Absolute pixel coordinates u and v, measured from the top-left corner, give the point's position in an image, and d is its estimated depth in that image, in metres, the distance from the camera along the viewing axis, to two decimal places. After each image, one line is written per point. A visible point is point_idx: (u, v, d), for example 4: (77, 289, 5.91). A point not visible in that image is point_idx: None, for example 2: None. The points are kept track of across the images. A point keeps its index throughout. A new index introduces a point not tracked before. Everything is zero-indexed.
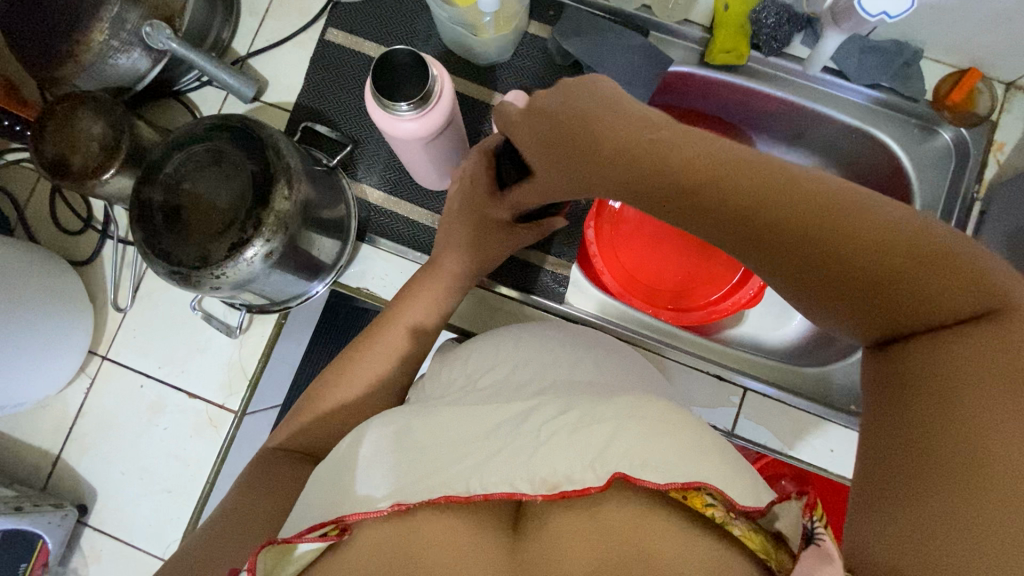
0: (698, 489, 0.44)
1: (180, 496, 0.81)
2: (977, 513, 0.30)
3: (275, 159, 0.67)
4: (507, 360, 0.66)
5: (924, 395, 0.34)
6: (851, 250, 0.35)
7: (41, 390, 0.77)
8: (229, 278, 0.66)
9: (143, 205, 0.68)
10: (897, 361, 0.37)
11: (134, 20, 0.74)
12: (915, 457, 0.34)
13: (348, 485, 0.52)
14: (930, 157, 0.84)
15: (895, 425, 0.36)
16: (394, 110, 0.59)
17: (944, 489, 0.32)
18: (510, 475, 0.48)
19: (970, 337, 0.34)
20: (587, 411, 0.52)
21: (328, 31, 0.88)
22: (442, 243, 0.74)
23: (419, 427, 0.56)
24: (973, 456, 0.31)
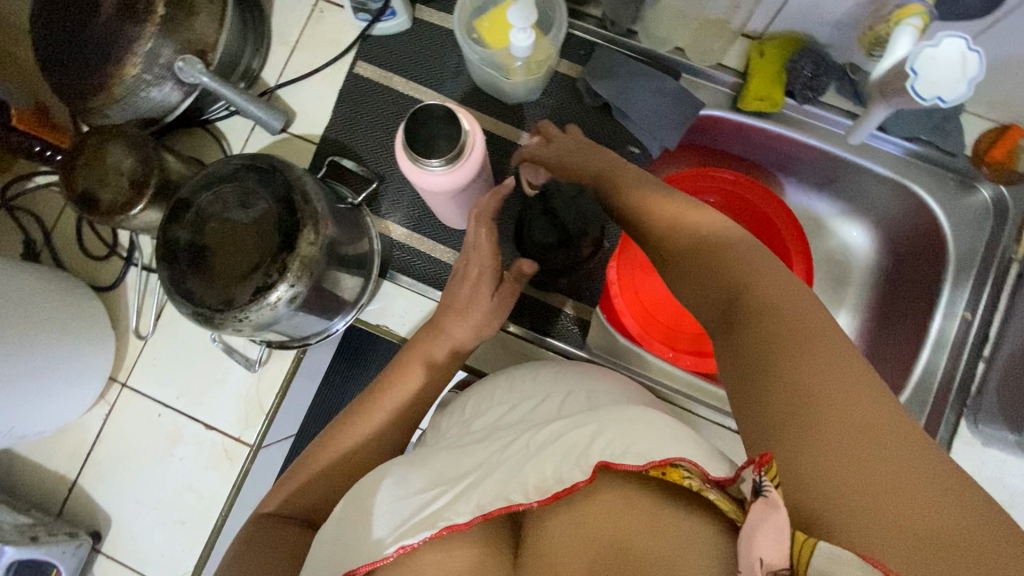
0: (675, 464, 0.45)
1: (193, 528, 0.80)
2: (830, 419, 0.36)
3: (302, 204, 0.67)
4: (507, 403, 0.65)
5: (768, 361, 0.39)
6: (717, 257, 0.46)
7: (61, 419, 0.78)
8: (252, 321, 0.66)
9: (169, 244, 0.68)
10: (734, 339, 0.43)
11: (168, 55, 0.74)
12: (773, 393, 0.38)
13: (360, 535, 0.52)
14: (969, 214, 0.82)
15: (751, 387, 0.40)
16: (425, 165, 0.58)
17: (819, 434, 0.35)
18: (504, 490, 0.50)
19: (776, 299, 0.41)
20: (570, 420, 0.55)
21: (358, 65, 0.88)
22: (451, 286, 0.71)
23: (417, 478, 0.56)
24: (825, 399, 0.36)
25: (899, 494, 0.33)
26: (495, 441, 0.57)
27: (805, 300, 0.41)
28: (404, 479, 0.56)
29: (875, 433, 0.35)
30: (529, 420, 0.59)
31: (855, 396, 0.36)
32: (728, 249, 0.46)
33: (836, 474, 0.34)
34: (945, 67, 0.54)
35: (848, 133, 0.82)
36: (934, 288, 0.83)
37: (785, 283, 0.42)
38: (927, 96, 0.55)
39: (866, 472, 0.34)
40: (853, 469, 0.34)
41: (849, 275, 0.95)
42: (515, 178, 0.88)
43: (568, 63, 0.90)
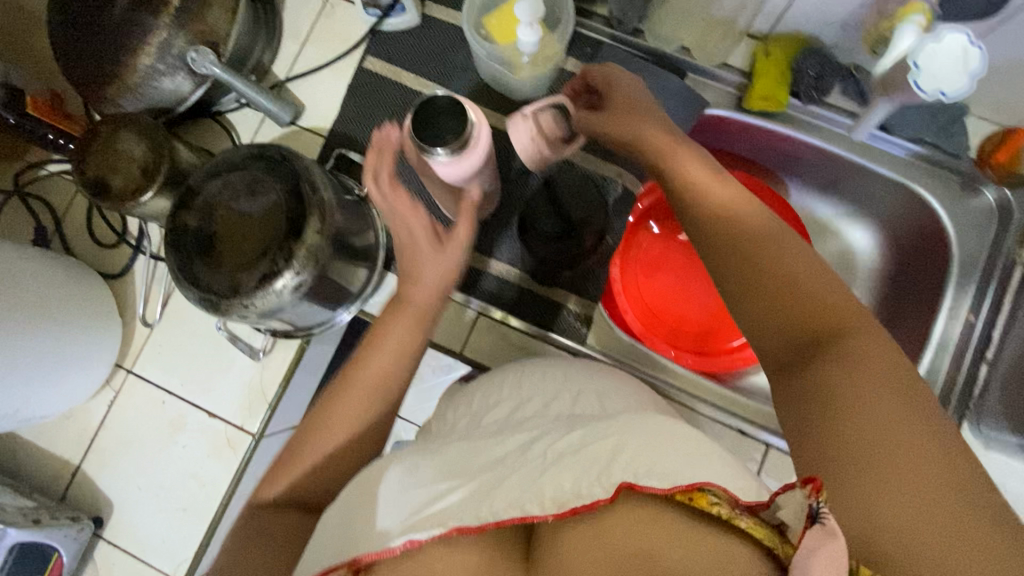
0: (703, 489, 0.43)
1: (194, 515, 0.81)
2: (919, 485, 0.35)
3: (309, 192, 0.68)
4: (516, 399, 0.65)
5: (844, 407, 0.39)
6: (793, 288, 0.45)
7: (66, 403, 0.78)
8: (257, 307, 0.67)
9: (178, 230, 0.69)
10: (803, 379, 0.42)
11: (181, 45, 0.75)
12: (859, 451, 0.37)
13: (366, 524, 0.51)
14: (973, 216, 0.82)
15: (821, 431, 0.40)
16: (430, 153, 0.59)
17: (895, 485, 0.36)
18: (520, 498, 0.47)
19: (853, 346, 0.41)
20: (591, 428, 0.53)
21: (367, 60, 0.89)
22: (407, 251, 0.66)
23: (428, 468, 0.55)
24: (904, 452, 0.36)
25: (976, 554, 0.33)
26: (511, 440, 0.56)
27: (885, 349, 0.41)
28: (411, 468, 0.56)
29: (954, 491, 0.35)
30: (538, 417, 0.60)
31: (931, 450, 0.36)
32: (801, 281, 0.45)
33: (911, 525, 0.34)
34: (946, 61, 0.54)
35: (852, 127, 0.83)
36: (937, 290, 0.83)
37: (878, 339, 0.41)
38: (928, 89, 0.56)
39: (943, 528, 0.34)
40: (930, 523, 0.34)
41: (852, 276, 0.96)
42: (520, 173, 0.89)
43: (575, 61, 0.91)
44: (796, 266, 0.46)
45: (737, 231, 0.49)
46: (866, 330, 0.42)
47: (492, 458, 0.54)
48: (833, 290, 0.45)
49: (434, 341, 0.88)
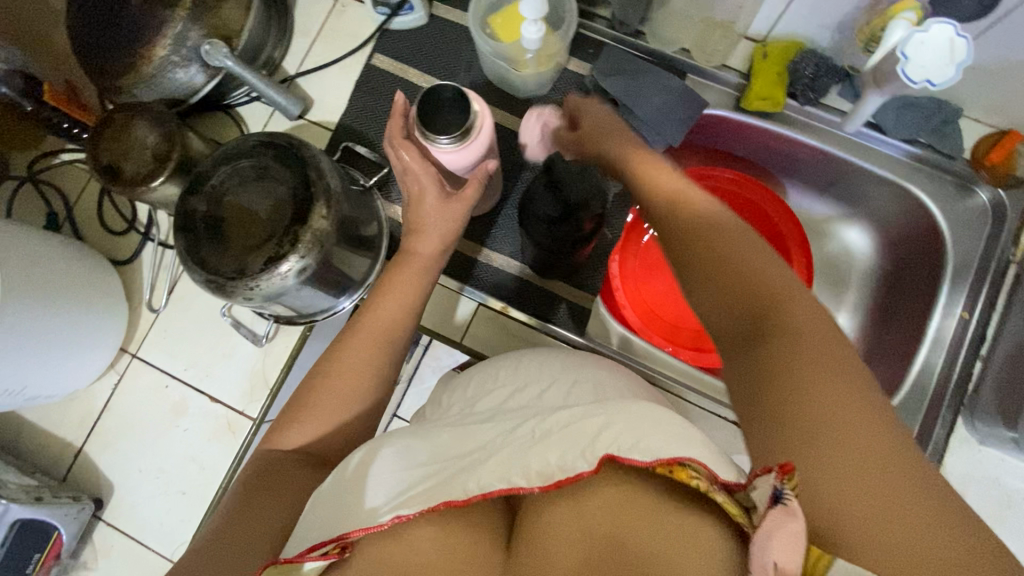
0: (683, 463, 0.42)
1: (193, 498, 0.82)
2: (874, 469, 0.35)
3: (316, 179, 0.70)
4: (512, 383, 0.66)
5: (789, 383, 0.38)
6: (739, 270, 0.44)
7: (72, 383, 0.80)
8: (262, 290, 0.68)
9: (187, 214, 0.71)
10: (750, 354, 0.42)
11: (195, 38, 0.78)
12: (816, 431, 0.36)
13: (354, 501, 0.51)
14: (968, 216, 0.83)
15: (767, 407, 0.39)
16: (434, 140, 0.61)
17: (836, 460, 0.35)
18: (506, 471, 0.49)
19: (796, 319, 0.41)
20: (579, 409, 0.53)
21: (375, 57, 0.92)
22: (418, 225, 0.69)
23: (419, 451, 0.56)
24: (845, 427, 0.36)
25: (910, 522, 0.33)
26: (502, 424, 0.56)
27: (823, 322, 0.41)
28: (404, 450, 0.57)
29: (889, 461, 0.35)
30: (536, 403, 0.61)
31: (868, 423, 0.36)
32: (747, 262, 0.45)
33: (851, 500, 0.34)
34: (933, 52, 0.56)
35: (842, 124, 0.85)
36: (934, 288, 0.83)
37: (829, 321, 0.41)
38: (917, 79, 0.57)
39: (880, 501, 0.34)
40: (869, 495, 0.34)
41: (848, 277, 0.97)
42: (521, 168, 0.90)
43: (577, 61, 0.93)
44: (739, 247, 0.46)
45: (697, 220, 0.49)
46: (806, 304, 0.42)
47: (485, 441, 0.55)
48: (771, 267, 0.44)
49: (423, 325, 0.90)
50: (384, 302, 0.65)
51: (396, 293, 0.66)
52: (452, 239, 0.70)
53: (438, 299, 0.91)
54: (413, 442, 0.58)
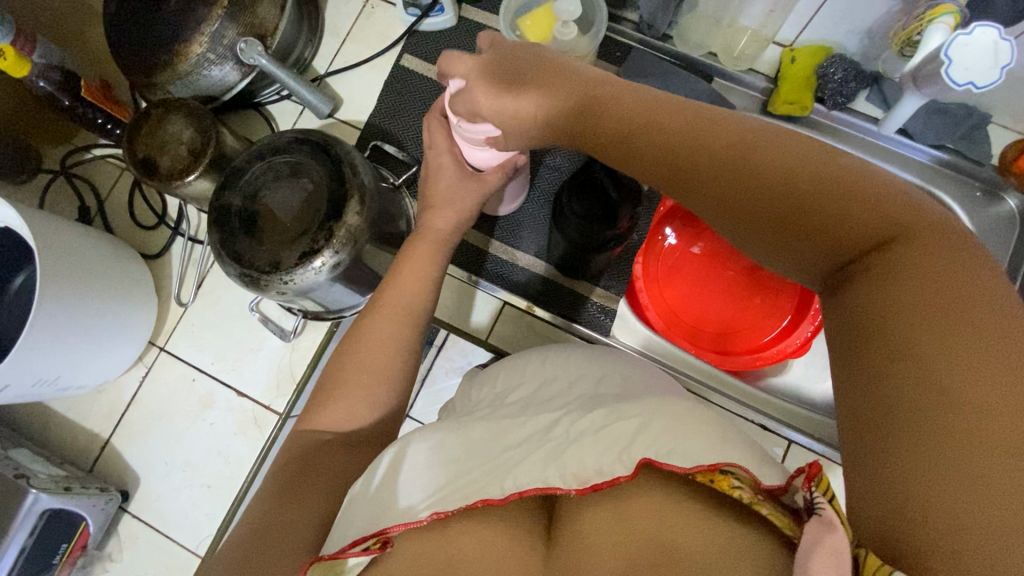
0: (725, 470, 0.43)
1: (219, 491, 0.82)
2: (992, 453, 0.28)
3: (350, 176, 0.70)
4: (540, 376, 0.67)
5: (891, 344, 0.33)
6: (815, 196, 0.38)
7: (102, 374, 0.80)
8: (296, 285, 0.69)
9: (222, 209, 0.72)
10: (846, 309, 0.37)
11: (231, 36, 0.79)
12: (907, 406, 0.31)
13: (388, 499, 0.50)
14: (993, 223, 0.84)
15: (858, 373, 0.35)
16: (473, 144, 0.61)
17: (927, 440, 0.30)
18: (542, 473, 0.48)
19: (906, 265, 0.34)
20: (613, 408, 0.53)
21: (404, 57, 0.93)
22: (431, 201, 0.68)
23: (451, 447, 0.56)
24: (962, 400, 0.29)
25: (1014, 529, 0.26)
26: (532, 423, 0.55)
27: (954, 268, 0.33)
28: (438, 445, 0.56)
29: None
30: (570, 396, 0.60)
31: (993, 400, 0.29)
32: (840, 185, 0.37)
33: (944, 491, 0.28)
34: (977, 54, 0.56)
35: (879, 128, 0.85)
36: None
37: (934, 261, 0.33)
38: (960, 81, 0.57)
39: (977, 496, 0.28)
40: (963, 489, 0.28)
41: None
42: (547, 168, 0.91)
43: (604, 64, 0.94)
44: (811, 175, 0.38)
45: (742, 163, 0.40)
46: (931, 245, 0.34)
47: (523, 437, 0.54)
48: (847, 203, 0.37)
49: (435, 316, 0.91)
50: (417, 296, 0.65)
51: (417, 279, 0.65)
52: (466, 218, 0.69)
53: (463, 297, 0.91)
54: (446, 436, 0.57)
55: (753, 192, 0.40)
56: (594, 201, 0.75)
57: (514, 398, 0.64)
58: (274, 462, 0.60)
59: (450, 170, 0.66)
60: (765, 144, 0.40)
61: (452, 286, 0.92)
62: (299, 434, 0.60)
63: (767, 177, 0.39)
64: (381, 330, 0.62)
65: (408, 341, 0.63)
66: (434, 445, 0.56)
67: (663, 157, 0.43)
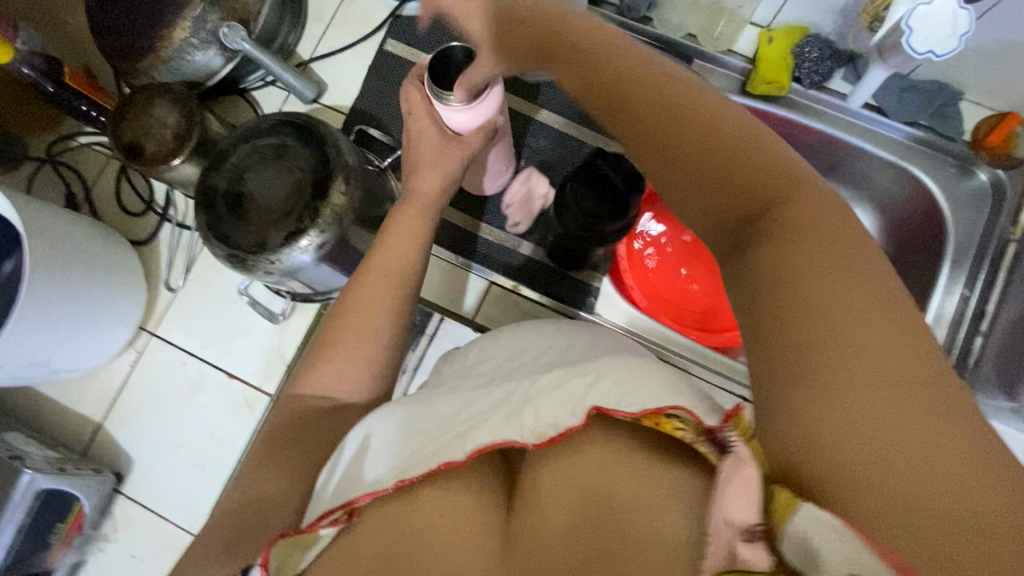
0: (668, 414, 0.42)
1: (212, 471, 0.83)
2: (882, 408, 0.30)
3: (334, 157, 0.71)
4: (511, 348, 0.68)
5: (803, 308, 0.33)
6: (722, 157, 0.39)
7: (93, 358, 0.81)
8: (283, 264, 0.70)
9: (208, 191, 0.73)
10: (751, 269, 0.37)
11: (214, 21, 0.80)
12: (813, 367, 0.32)
13: (357, 473, 0.51)
14: (969, 197, 0.85)
15: (767, 327, 0.35)
16: (442, 98, 0.59)
17: (833, 396, 0.31)
18: (502, 429, 0.48)
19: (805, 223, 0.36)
20: (569, 368, 0.51)
21: (387, 41, 0.94)
22: (414, 166, 0.68)
23: (421, 418, 0.55)
24: (857, 362, 0.31)
25: (899, 468, 0.29)
26: (499, 389, 0.54)
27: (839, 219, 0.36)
28: (405, 419, 0.55)
29: (906, 396, 0.30)
30: (552, 357, 0.62)
31: (884, 342, 0.31)
32: (754, 142, 0.39)
33: (852, 448, 0.30)
34: (935, 24, 0.58)
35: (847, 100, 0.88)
36: (936, 266, 0.86)
37: (826, 221, 0.36)
38: (921, 50, 0.59)
39: (870, 443, 0.30)
40: (864, 443, 0.30)
41: None
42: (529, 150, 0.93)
43: None
44: (724, 134, 0.39)
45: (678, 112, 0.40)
46: (814, 205, 0.36)
47: (490, 402, 0.52)
48: (771, 151, 0.38)
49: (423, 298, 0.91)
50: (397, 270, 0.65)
51: (402, 244, 0.64)
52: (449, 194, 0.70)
53: (450, 279, 0.93)
54: (410, 411, 0.56)
55: (683, 141, 0.39)
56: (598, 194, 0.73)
57: (484, 369, 0.66)
58: (263, 436, 0.61)
59: (430, 135, 0.65)
60: (692, 84, 0.41)
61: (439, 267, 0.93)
62: (286, 405, 0.61)
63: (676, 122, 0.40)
64: (366, 293, 0.61)
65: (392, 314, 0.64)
66: (400, 420, 0.55)
67: (622, 104, 0.42)
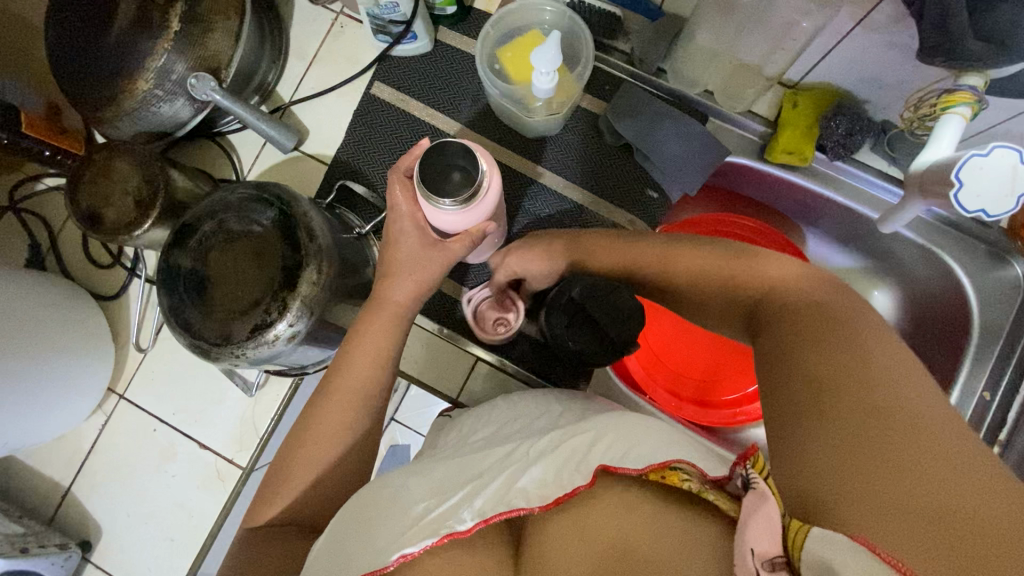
0: (673, 466, 0.43)
1: (182, 544, 0.81)
2: (892, 438, 0.33)
3: (306, 241, 0.65)
4: (497, 421, 0.65)
5: (807, 358, 0.39)
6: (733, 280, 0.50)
7: (57, 429, 0.77)
8: (249, 356, 0.65)
9: (171, 271, 0.67)
10: (765, 350, 0.44)
11: (180, 71, 0.72)
12: (821, 401, 0.36)
13: (347, 548, 0.48)
14: (996, 288, 0.78)
15: (774, 380, 0.41)
16: (437, 204, 0.57)
17: (839, 425, 0.35)
18: (505, 495, 0.48)
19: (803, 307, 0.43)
20: (567, 428, 0.54)
21: (374, 84, 0.86)
22: (391, 269, 0.62)
23: (416, 488, 0.53)
24: (859, 392, 0.35)
25: (912, 492, 0.31)
26: (498, 449, 0.55)
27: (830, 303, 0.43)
28: (400, 488, 0.53)
29: (910, 426, 0.33)
30: None
31: (867, 378, 0.36)
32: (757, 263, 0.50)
33: (864, 469, 0.32)
34: (993, 181, 0.50)
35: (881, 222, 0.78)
36: (955, 360, 0.80)
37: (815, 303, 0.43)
38: (970, 208, 0.52)
39: (886, 467, 0.32)
40: (874, 465, 0.32)
41: None
42: (523, 212, 0.86)
43: (592, 98, 0.87)
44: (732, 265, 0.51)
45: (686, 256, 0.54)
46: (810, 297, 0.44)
47: (489, 464, 0.53)
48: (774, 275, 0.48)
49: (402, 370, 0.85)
50: (365, 378, 0.59)
51: (371, 358, 0.60)
52: (430, 287, 0.63)
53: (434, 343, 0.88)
54: (408, 480, 0.55)
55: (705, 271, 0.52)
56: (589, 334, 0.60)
57: (474, 439, 0.63)
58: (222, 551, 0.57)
59: (412, 239, 0.61)
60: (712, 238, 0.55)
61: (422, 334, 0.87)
62: (245, 525, 0.57)
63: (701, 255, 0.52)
64: (335, 417, 0.57)
65: (361, 426, 0.59)
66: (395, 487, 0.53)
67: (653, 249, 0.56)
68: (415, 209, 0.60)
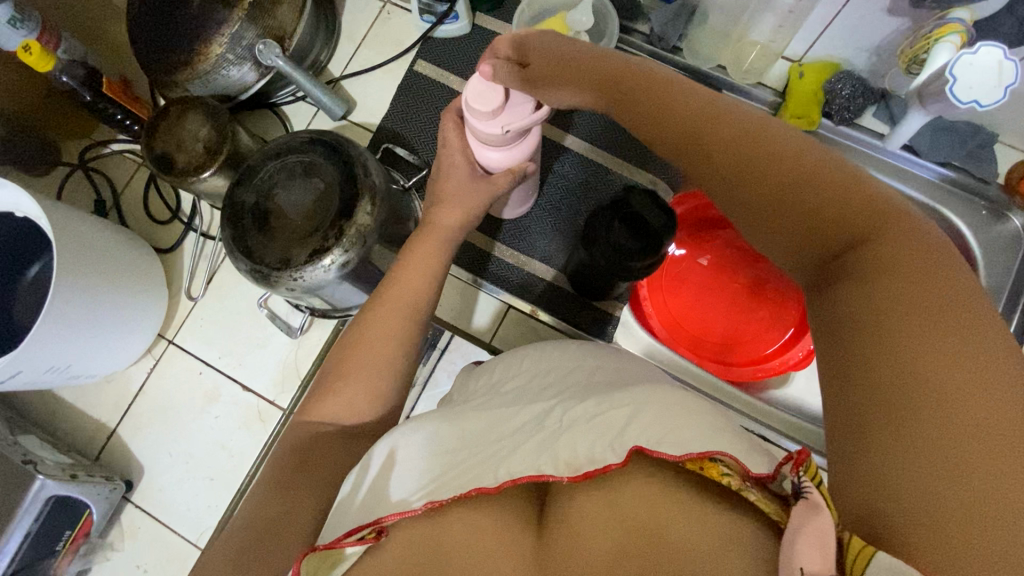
0: (713, 458, 0.42)
1: (221, 484, 0.83)
2: (979, 454, 0.29)
3: (362, 177, 0.71)
4: (530, 370, 0.65)
5: (884, 344, 0.34)
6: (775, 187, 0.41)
7: (111, 365, 0.81)
8: (304, 282, 0.70)
9: (235, 206, 0.73)
10: (831, 303, 0.38)
11: (250, 38, 0.81)
12: (896, 399, 0.32)
13: (382, 491, 0.51)
14: (999, 240, 0.83)
15: (843, 358, 0.36)
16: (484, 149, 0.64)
17: (918, 427, 0.31)
18: (536, 460, 0.48)
19: (885, 264, 0.36)
20: (603, 398, 0.52)
21: (417, 62, 0.95)
22: (440, 199, 0.69)
23: (448, 435, 0.55)
24: (942, 395, 0.31)
25: (994, 517, 0.28)
26: (529, 410, 0.55)
27: (924, 248, 0.36)
28: (434, 437, 0.55)
29: (1002, 445, 0.29)
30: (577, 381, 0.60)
31: (965, 380, 0.31)
32: (819, 178, 0.40)
33: (940, 494, 0.29)
34: (980, 74, 0.60)
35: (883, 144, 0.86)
36: None
37: (910, 263, 0.36)
38: (966, 98, 0.61)
39: (971, 492, 0.29)
40: (949, 487, 0.29)
41: None
42: (550, 172, 0.93)
43: None
44: (771, 151, 0.41)
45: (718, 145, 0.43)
46: (900, 243, 0.37)
47: (521, 425, 0.53)
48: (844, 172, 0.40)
49: (438, 317, 0.92)
50: (413, 289, 0.64)
51: (422, 273, 0.65)
52: (475, 216, 0.69)
53: (466, 297, 0.92)
54: (440, 427, 0.57)
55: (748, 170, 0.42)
56: (630, 232, 0.65)
57: (507, 388, 0.64)
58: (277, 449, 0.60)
59: (461, 170, 0.68)
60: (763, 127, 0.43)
61: (456, 288, 0.93)
62: (300, 427, 0.60)
63: (737, 154, 0.42)
64: (386, 318, 0.63)
65: (409, 338, 0.63)
66: (427, 436, 0.56)
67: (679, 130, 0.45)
68: (466, 145, 0.67)
